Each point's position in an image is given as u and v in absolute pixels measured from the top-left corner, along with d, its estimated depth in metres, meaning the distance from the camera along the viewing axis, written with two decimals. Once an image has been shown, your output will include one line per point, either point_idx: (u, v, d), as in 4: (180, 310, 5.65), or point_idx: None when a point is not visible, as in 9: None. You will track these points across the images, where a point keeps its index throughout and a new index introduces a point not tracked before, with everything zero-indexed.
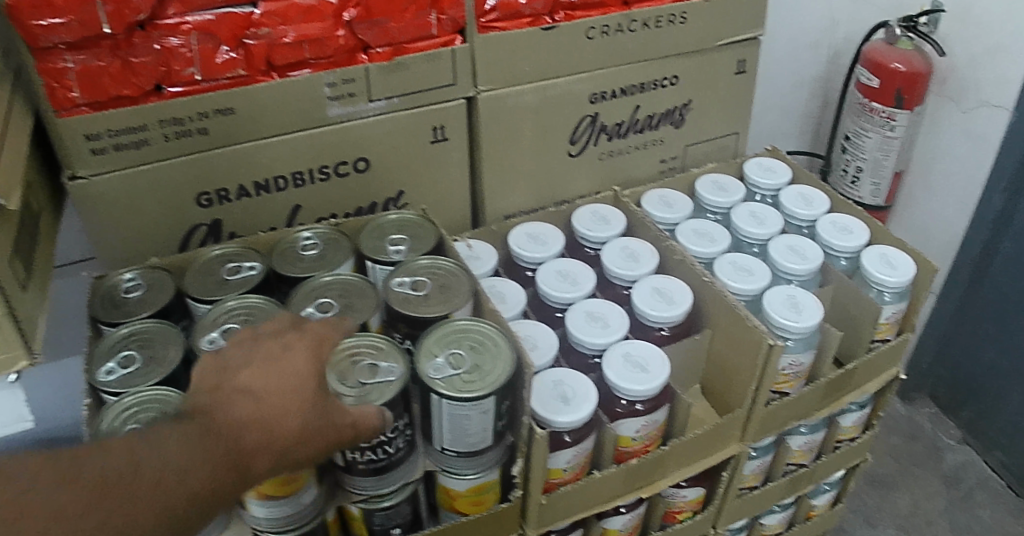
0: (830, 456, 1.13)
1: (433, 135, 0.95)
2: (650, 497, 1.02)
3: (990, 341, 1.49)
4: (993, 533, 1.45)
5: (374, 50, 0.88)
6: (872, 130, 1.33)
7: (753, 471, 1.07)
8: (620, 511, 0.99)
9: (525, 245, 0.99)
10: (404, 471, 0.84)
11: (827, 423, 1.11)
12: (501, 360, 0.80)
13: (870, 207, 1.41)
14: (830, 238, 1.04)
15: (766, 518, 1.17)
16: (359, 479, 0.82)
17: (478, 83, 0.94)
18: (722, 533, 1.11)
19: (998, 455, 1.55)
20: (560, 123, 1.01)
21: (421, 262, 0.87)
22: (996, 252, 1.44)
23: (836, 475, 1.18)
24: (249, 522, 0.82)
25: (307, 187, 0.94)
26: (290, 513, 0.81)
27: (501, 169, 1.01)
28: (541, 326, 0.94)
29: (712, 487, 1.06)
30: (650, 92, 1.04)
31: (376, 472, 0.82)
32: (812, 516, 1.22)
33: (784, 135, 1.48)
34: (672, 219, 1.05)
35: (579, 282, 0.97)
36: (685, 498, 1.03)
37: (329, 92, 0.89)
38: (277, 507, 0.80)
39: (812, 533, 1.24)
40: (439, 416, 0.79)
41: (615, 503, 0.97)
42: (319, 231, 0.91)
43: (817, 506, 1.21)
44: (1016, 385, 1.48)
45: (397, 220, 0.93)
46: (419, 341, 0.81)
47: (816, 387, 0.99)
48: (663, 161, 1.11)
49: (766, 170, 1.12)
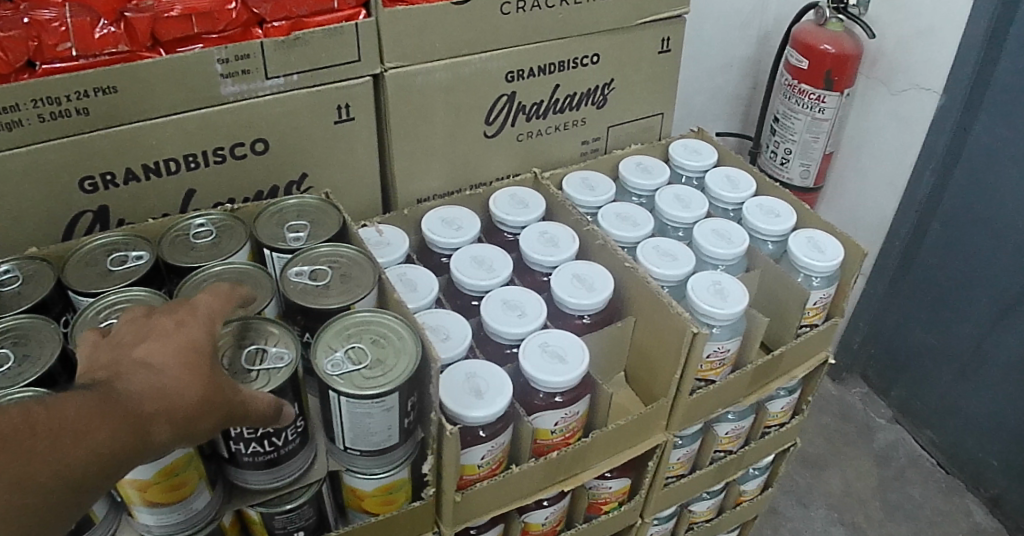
0: (758, 442, 1.10)
1: (337, 115, 0.90)
2: (573, 490, 0.98)
3: (921, 322, 1.50)
4: (923, 512, 1.46)
5: (270, 24, 0.82)
6: (801, 112, 1.32)
7: (679, 459, 1.04)
8: (542, 504, 0.96)
9: (438, 231, 0.95)
10: (298, 463, 0.77)
11: (755, 409, 1.08)
12: (405, 355, 0.75)
13: (799, 188, 1.40)
14: (756, 222, 1.01)
15: (695, 505, 1.15)
16: (246, 471, 0.75)
17: (385, 60, 0.89)
18: (649, 522, 1.09)
19: (928, 434, 1.56)
20: (475, 103, 0.96)
21: (322, 250, 0.83)
22: (925, 233, 1.44)
23: (765, 460, 1.17)
24: (137, 530, 0.75)
25: (202, 170, 0.88)
26: (182, 520, 0.74)
27: (412, 151, 0.96)
28: (454, 316, 0.89)
29: (637, 477, 1.02)
30: (570, 70, 0.99)
31: (264, 466, 0.75)
32: (742, 501, 1.21)
33: (714, 116, 1.46)
34: (594, 203, 1.01)
35: (495, 269, 0.92)
36: (611, 489, 0.99)
37: (221, 69, 0.82)
38: (166, 514, 0.73)
39: (742, 518, 1.23)
40: (339, 414, 0.73)
41: (537, 497, 0.92)
42: (213, 218, 0.85)
43: (746, 491, 1.19)
44: (946, 366, 1.49)
45: (297, 205, 0.88)
46: (316, 336, 0.76)
47: (742, 373, 0.96)
48: (585, 143, 1.08)
49: (691, 152, 1.09)
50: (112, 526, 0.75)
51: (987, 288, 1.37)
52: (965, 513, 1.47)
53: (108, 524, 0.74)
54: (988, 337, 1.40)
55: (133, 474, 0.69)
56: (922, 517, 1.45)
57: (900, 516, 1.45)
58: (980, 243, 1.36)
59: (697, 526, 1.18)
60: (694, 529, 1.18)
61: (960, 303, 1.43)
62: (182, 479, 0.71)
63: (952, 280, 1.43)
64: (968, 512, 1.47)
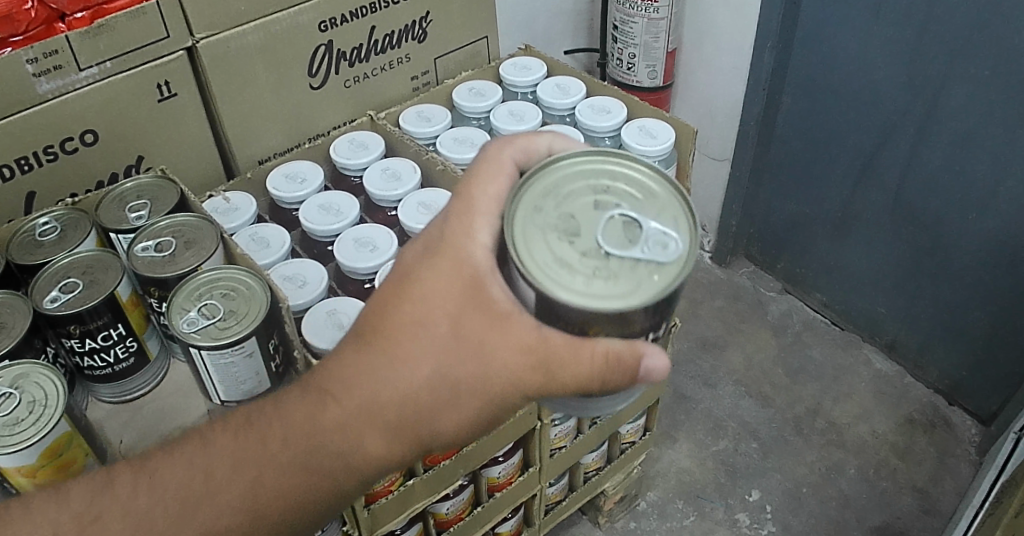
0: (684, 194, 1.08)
1: (159, 93, 0.92)
2: (471, 478, 1.06)
3: (790, 194, 1.62)
4: (824, 369, 1.59)
5: (72, 16, 0.83)
6: (637, 16, 1.37)
7: None
8: (447, 495, 1.03)
9: (284, 187, 1.00)
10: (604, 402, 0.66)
11: (677, 160, 1.07)
12: (255, 301, 0.78)
13: (649, 90, 1.47)
14: (588, 121, 1.06)
15: (584, 458, 1.21)
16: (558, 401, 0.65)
17: (193, 32, 0.90)
18: (545, 485, 1.17)
19: (819, 298, 1.71)
20: (294, 58, 1.00)
21: (163, 224, 0.86)
22: (777, 112, 1.54)
23: (638, 414, 1.21)
24: None
25: (36, 171, 0.88)
26: None
27: (241, 114, 0.99)
28: (309, 262, 0.93)
29: (527, 452, 1.10)
30: (382, 11, 1.04)
31: None
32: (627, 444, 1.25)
33: (558, 36, 1.51)
34: (431, 132, 1.07)
35: (343, 212, 0.98)
36: (504, 469, 1.07)
37: (32, 69, 0.81)
38: None
39: (635, 457, 1.29)
40: (205, 370, 0.76)
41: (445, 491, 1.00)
42: (56, 214, 0.87)
43: (627, 432, 1.23)
44: (822, 229, 1.61)
45: (134, 186, 0.91)
46: (169, 301, 0.79)
47: None
48: (414, 79, 1.14)
49: (521, 69, 1.15)
50: None
51: (844, 154, 1.47)
52: (865, 362, 1.61)
53: None
54: (852, 197, 1.51)
55: (15, 462, 0.69)
56: (824, 374, 1.58)
57: (804, 379, 1.58)
58: (829, 112, 1.45)
59: (592, 474, 1.25)
60: (591, 476, 1.25)
61: (822, 173, 1.53)
62: (68, 459, 0.72)
63: (815, 151, 1.52)
64: (868, 362, 1.61)
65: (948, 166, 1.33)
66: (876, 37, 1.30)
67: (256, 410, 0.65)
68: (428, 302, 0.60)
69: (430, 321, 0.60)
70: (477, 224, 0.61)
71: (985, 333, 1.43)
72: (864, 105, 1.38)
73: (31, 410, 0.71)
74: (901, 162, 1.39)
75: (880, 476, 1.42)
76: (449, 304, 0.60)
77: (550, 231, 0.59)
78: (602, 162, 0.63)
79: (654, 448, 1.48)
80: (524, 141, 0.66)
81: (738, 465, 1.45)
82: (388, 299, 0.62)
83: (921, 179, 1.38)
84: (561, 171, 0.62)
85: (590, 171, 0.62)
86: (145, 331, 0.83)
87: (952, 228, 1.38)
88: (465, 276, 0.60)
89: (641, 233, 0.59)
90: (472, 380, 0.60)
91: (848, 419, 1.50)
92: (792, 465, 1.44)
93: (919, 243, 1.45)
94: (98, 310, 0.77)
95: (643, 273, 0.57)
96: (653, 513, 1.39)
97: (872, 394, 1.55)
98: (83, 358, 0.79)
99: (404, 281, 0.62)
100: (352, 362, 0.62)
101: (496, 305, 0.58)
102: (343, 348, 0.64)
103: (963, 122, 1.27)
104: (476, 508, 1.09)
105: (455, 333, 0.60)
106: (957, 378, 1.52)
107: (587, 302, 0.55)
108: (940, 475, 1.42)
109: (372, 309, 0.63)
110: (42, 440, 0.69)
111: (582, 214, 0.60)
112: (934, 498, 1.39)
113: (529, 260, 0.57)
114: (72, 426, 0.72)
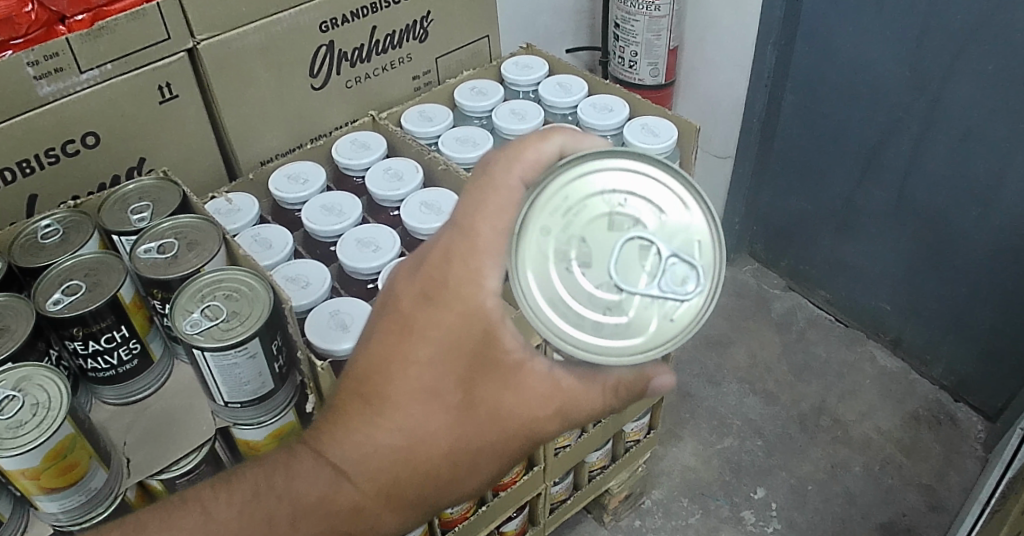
0: None
1: (161, 94, 0.92)
2: None
3: (794, 191, 1.62)
4: (828, 366, 1.59)
5: (73, 19, 0.82)
6: (638, 13, 1.37)
7: None
8: None
9: (286, 188, 0.99)
10: None
11: (680, 158, 1.06)
12: (259, 302, 0.78)
13: (651, 87, 1.46)
14: (591, 119, 1.06)
15: (589, 456, 1.20)
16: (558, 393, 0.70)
17: (195, 33, 0.90)
18: (551, 484, 1.16)
19: (823, 295, 1.70)
20: (296, 59, 1.00)
21: (165, 225, 0.86)
22: (780, 109, 1.53)
23: (643, 412, 1.21)
24: (46, 521, 0.75)
25: (38, 174, 0.88)
26: (85, 502, 0.74)
27: (243, 116, 0.99)
28: (312, 263, 0.93)
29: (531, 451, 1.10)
30: (383, 11, 1.04)
31: None
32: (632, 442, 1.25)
33: (560, 35, 1.50)
34: (433, 132, 1.07)
35: (345, 213, 0.97)
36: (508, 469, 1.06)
37: (33, 71, 0.81)
38: (67, 498, 0.73)
39: (639, 456, 1.28)
40: (208, 371, 0.76)
41: None
42: (58, 216, 0.87)
43: (631, 430, 1.23)
44: (827, 226, 1.60)
45: (136, 188, 0.91)
46: (172, 302, 0.78)
47: None
48: (416, 78, 1.14)
49: (523, 68, 1.15)
50: (22, 524, 0.75)
51: (847, 150, 1.47)
52: (870, 359, 1.60)
53: (17, 523, 0.75)
54: (856, 193, 1.50)
55: (20, 464, 0.69)
56: (828, 371, 1.58)
57: (809, 376, 1.57)
58: (832, 108, 1.44)
59: (597, 473, 1.24)
60: (596, 475, 1.24)
61: (826, 169, 1.53)
62: (73, 462, 0.72)
63: (818, 147, 1.52)
64: (872, 358, 1.61)
65: (952, 162, 1.32)
66: (878, 33, 1.30)
67: (260, 481, 0.66)
68: (437, 365, 0.61)
69: (441, 365, 0.61)
70: (486, 267, 0.60)
71: (990, 330, 1.43)
72: (867, 102, 1.38)
73: (35, 412, 0.70)
74: (905, 158, 1.38)
75: (885, 473, 1.41)
76: (458, 367, 0.61)
77: (563, 262, 0.60)
78: (624, 173, 0.61)
79: (659, 446, 1.47)
80: (533, 148, 0.62)
81: (743, 462, 1.44)
82: (391, 361, 0.61)
83: (924, 174, 1.37)
84: (580, 184, 0.60)
85: (612, 182, 0.61)
86: (148, 333, 0.83)
87: (957, 224, 1.37)
88: (476, 332, 0.60)
89: (656, 268, 0.60)
90: (488, 437, 0.63)
91: (853, 416, 1.50)
92: (797, 463, 1.44)
93: (923, 239, 1.44)
94: (100, 312, 0.77)
95: (649, 316, 0.60)
96: (659, 511, 1.39)
97: (877, 391, 1.54)
98: (86, 360, 0.79)
99: (406, 342, 0.61)
100: (360, 431, 0.62)
101: (508, 356, 0.62)
102: (344, 414, 0.62)
103: (967, 117, 1.26)
104: (481, 508, 1.08)
105: (468, 395, 0.62)
106: (963, 374, 1.51)
107: (590, 354, 0.59)
108: (946, 471, 1.41)
109: (371, 369, 0.61)
110: (46, 443, 0.69)
111: (597, 239, 0.60)
112: (940, 494, 1.38)
113: (539, 298, 0.59)
114: (76, 428, 0.72)
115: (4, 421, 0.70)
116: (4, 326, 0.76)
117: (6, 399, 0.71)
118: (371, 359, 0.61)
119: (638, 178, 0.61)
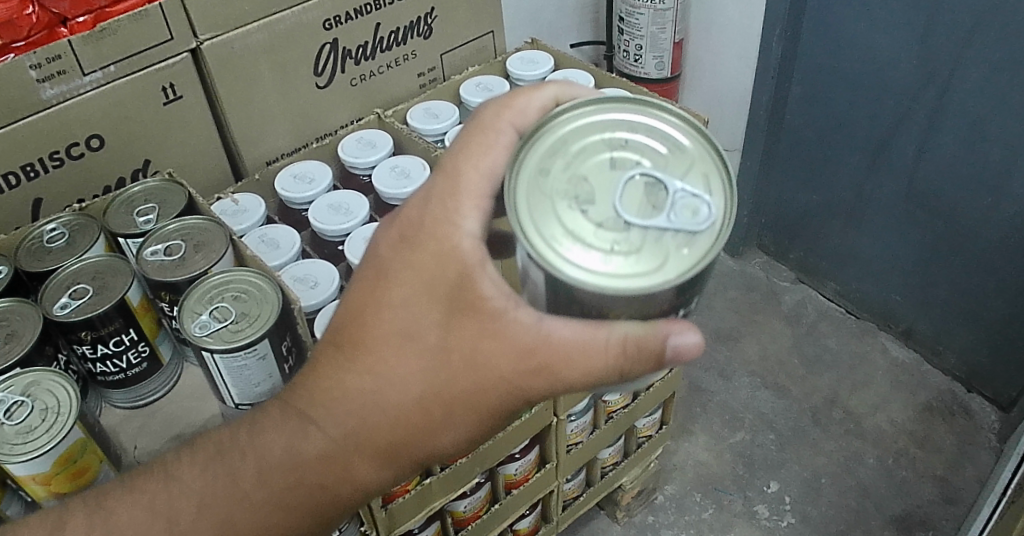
0: None
1: (164, 96, 0.91)
2: (488, 476, 1.05)
3: (802, 183, 1.61)
4: (839, 358, 1.58)
5: (74, 21, 0.82)
6: (643, 7, 1.36)
7: None
8: (463, 494, 1.03)
9: (292, 188, 0.99)
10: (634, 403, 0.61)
11: None
12: (267, 303, 0.77)
13: (656, 81, 1.45)
14: None
15: (601, 453, 1.20)
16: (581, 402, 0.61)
17: (197, 33, 0.89)
18: (564, 481, 1.16)
19: (833, 287, 1.69)
20: (299, 57, 0.99)
21: (171, 227, 0.85)
22: (787, 100, 1.52)
23: (654, 407, 1.20)
24: None
25: (44, 177, 0.88)
26: None
27: (248, 115, 0.98)
28: (320, 262, 0.92)
29: (543, 447, 1.09)
30: (386, 8, 1.03)
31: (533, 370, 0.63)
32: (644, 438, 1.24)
33: (564, 30, 1.49)
34: (439, 129, 1.06)
35: (353, 211, 0.97)
36: (520, 467, 1.06)
37: (35, 75, 0.81)
38: None
39: (651, 451, 1.28)
40: (217, 372, 0.76)
41: (461, 490, 0.99)
42: (63, 220, 0.86)
43: (643, 426, 1.22)
44: (835, 217, 1.59)
45: (142, 190, 0.90)
46: (180, 304, 0.78)
47: None
48: (421, 75, 1.13)
49: (528, 63, 1.14)
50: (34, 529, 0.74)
51: (855, 141, 1.45)
52: (881, 350, 1.59)
53: None
54: (865, 184, 1.49)
55: (30, 470, 0.68)
56: (839, 363, 1.57)
57: (820, 368, 1.56)
58: (839, 99, 1.43)
59: (609, 469, 1.24)
60: (608, 471, 1.24)
61: (834, 160, 1.51)
62: (83, 466, 0.72)
63: (825, 138, 1.50)
64: (883, 349, 1.60)
65: (961, 151, 1.31)
66: (885, 22, 1.28)
67: (243, 450, 0.65)
68: (409, 306, 0.60)
69: (416, 305, 0.60)
70: (463, 209, 0.59)
71: (1003, 319, 1.41)
72: (875, 91, 1.37)
73: (45, 417, 0.70)
74: (913, 147, 1.37)
75: (898, 465, 1.40)
76: (432, 309, 0.60)
77: (559, 198, 0.56)
78: (621, 117, 0.59)
79: (671, 441, 1.46)
80: (523, 97, 0.62)
81: (756, 456, 1.43)
82: (367, 303, 0.61)
83: (934, 164, 1.36)
84: (576, 125, 0.59)
85: (608, 124, 0.59)
86: (156, 335, 0.83)
87: (968, 213, 1.36)
88: (450, 272, 0.59)
89: (661, 203, 0.56)
90: (463, 386, 0.60)
91: (865, 408, 1.49)
92: (811, 456, 1.43)
93: (933, 228, 1.43)
94: (108, 316, 0.76)
95: (659, 251, 0.54)
96: (671, 506, 1.38)
97: (889, 382, 1.53)
98: (95, 364, 0.79)
99: (381, 283, 0.61)
100: (337, 372, 0.62)
101: (488, 302, 0.58)
102: (322, 357, 0.63)
103: (976, 105, 1.25)
104: (493, 506, 1.08)
105: (443, 342, 0.60)
106: (975, 365, 1.50)
107: (595, 286, 0.53)
108: (960, 462, 1.40)
109: (353, 311, 0.62)
110: (57, 448, 0.68)
111: (595, 176, 0.57)
112: (954, 486, 1.37)
113: (535, 234, 0.55)
114: (85, 433, 0.71)
115: (14, 427, 0.69)
116: (11, 332, 0.76)
117: (15, 405, 0.70)
118: (352, 301, 0.62)
119: (636, 122, 0.59)
